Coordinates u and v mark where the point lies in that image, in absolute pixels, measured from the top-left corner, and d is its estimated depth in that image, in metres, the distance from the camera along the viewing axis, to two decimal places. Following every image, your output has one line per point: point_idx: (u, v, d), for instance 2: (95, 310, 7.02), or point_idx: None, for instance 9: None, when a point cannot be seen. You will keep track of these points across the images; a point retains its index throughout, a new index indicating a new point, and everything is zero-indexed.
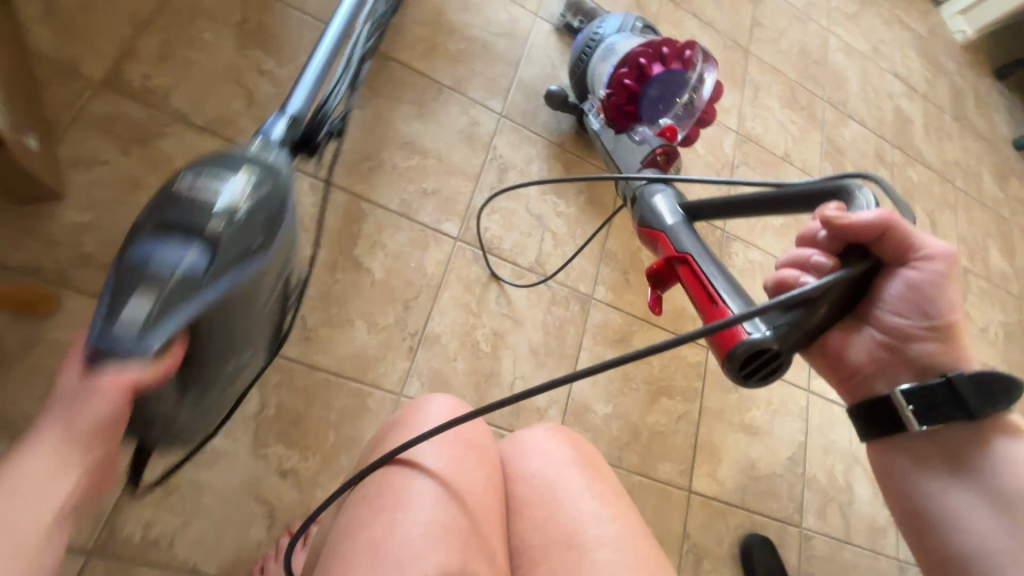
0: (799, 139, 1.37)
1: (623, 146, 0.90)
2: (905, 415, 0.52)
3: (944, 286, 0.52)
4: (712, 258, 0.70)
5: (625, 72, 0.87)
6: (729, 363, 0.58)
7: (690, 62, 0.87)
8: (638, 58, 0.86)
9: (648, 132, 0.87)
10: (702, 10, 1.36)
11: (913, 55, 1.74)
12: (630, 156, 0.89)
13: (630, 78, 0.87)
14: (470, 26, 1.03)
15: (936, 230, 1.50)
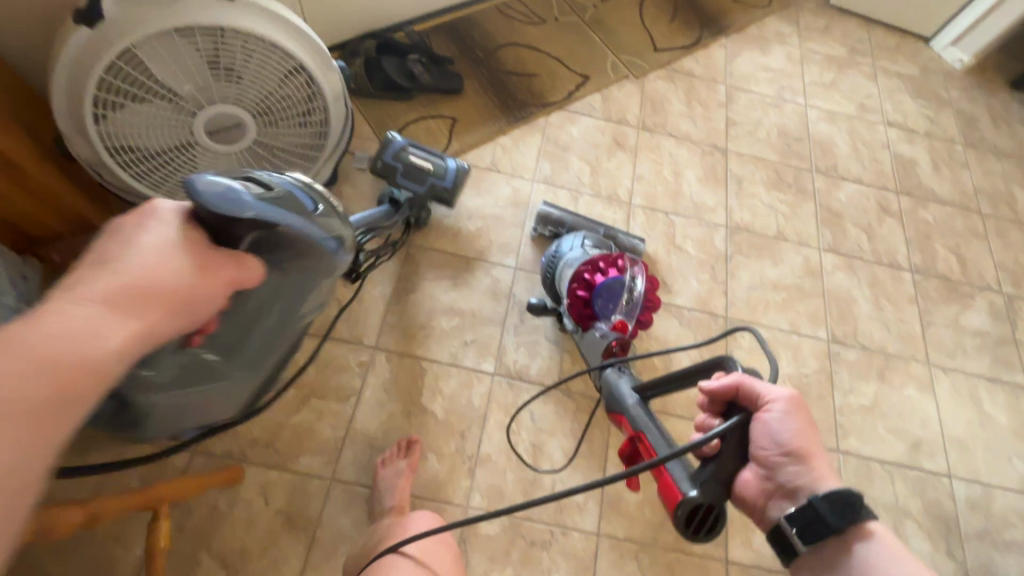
0: (791, 215, 1.52)
1: (589, 341, 1.15)
2: (792, 536, 0.73)
3: (798, 426, 0.78)
4: (659, 433, 0.91)
5: (576, 287, 1.15)
6: (677, 519, 0.78)
7: (623, 269, 1.15)
8: (582, 274, 1.16)
9: (605, 328, 1.12)
10: (676, 128, 1.61)
11: (906, 98, 1.83)
12: (595, 349, 1.13)
13: (580, 289, 1.16)
14: (483, 206, 1.38)
15: (965, 264, 1.53)
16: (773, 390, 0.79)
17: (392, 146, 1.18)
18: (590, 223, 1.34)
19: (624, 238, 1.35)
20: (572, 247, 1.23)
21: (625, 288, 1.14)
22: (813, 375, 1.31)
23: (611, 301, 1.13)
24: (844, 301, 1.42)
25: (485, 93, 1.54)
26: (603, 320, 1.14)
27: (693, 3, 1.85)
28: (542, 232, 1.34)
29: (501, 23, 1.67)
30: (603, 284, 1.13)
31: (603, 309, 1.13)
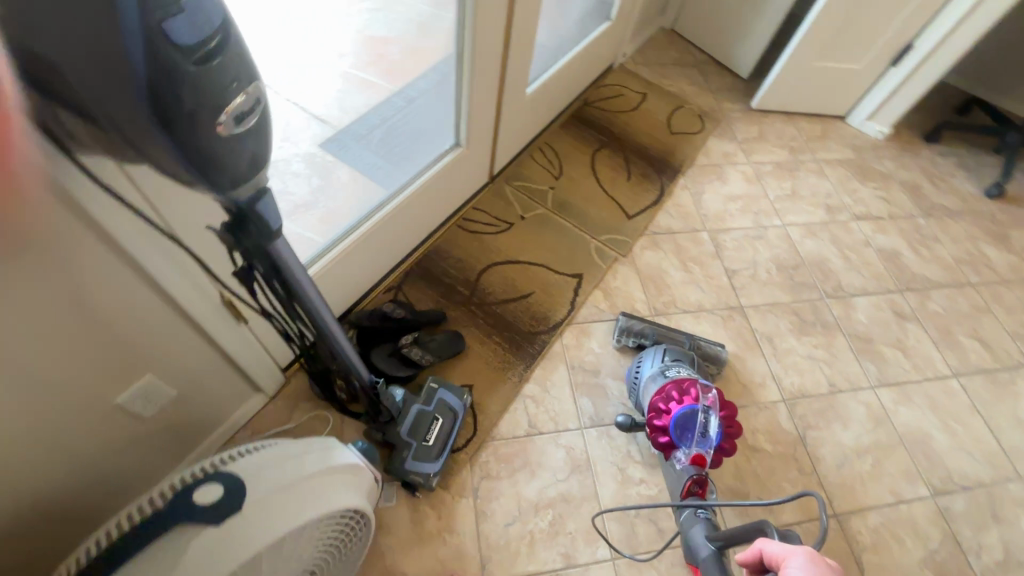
0: (830, 359, 1.46)
1: (674, 471, 1.07)
2: None
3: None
4: None
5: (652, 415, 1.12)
6: None
7: (696, 397, 1.09)
8: (656, 405, 1.12)
9: (683, 459, 1.04)
10: (687, 299, 1.52)
11: (857, 183, 1.89)
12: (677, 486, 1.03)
13: (656, 417, 1.11)
14: (545, 489, 1.18)
15: (989, 347, 1.55)
16: (785, 548, 0.55)
17: (450, 395, 1.20)
18: (674, 336, 1.35)
19: (706, 345, 1.35)
20: (650, 367, 1.25)
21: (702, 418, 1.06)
22: (941, 547, 1.22)
23: (686, 432, 1.06)
24: (922, 441, 1.36)
25: (489, 339, 1.35)
26: (682, 450, 1.06)
27: (640, 149, 1.80)
28: (624, 342, 1.37)
29: (470, 242, 1.50)
30: (677, 417, 1.07)
31: (682, 442, 1.06)
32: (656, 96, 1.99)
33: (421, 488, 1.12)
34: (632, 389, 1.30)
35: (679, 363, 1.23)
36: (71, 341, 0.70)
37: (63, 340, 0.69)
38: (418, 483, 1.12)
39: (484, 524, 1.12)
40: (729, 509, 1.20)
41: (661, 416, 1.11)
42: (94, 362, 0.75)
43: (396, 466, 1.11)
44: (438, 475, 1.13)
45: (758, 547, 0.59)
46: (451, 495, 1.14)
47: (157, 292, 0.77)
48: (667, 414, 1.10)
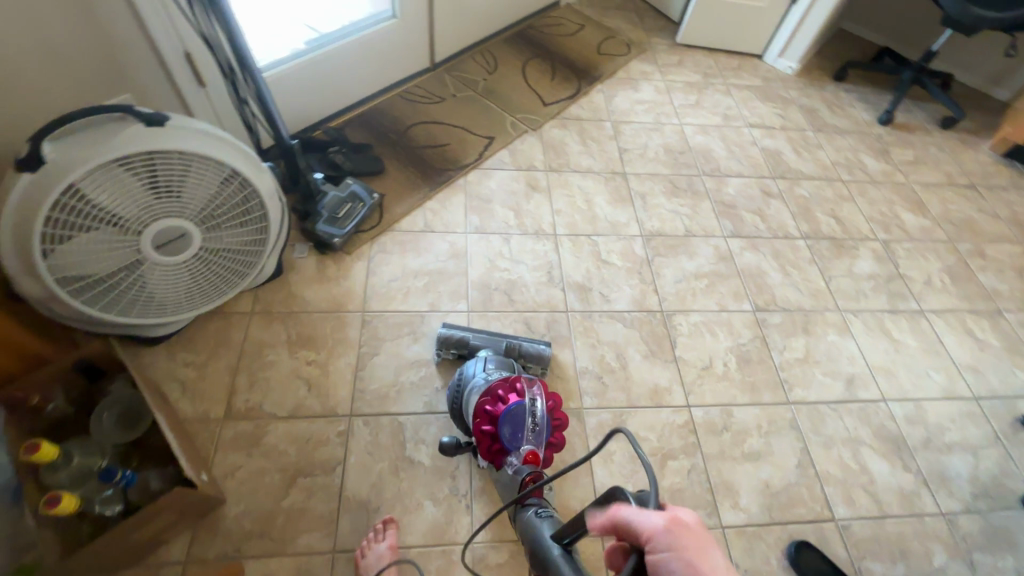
0: (693, 215, 1.74)
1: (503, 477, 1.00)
2: None
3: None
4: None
5: (480, 421, 1.02)
6: None
7: (522, 392, 1.02)
8: (483, 408, 1.03)
9: (515, 462, 0.97)
10: (580, 164, 1.82)
11: (758, 103, 2.17)
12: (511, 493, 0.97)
13: (485, 423, 1.02)
14: (425, 265, 1.49)
15: (842, 224, 1.79)
16: (651, 517, 0.52)
17: (361, 190, 1.54)
18: (495, 338, 1.29)
19: (527, 347, 1.29)
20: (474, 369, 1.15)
21: (524, 415, 1.00)
22: (749, 342, 1.46)
23: (517, 431, 0.98)
24: (757, 275, 1.61)
25: (406, 169, 1.69)
26: (513, 453, 0.99)
27: (566, 61, 2.16)
28: (445, 355, 1.29)
29: (406, 106, 1.86)
30: (503, 415, 1.00)
31: (511, 442, 0.99)
32: (592, 27, 2.34)
33: (328, 248, 1.46)
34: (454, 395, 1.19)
35: (504, 364, 1.17)
36: (65, 28, 1.02)
37: (69, 30, 1.02)
38: (326, 244, 1.46)
39: (371, 278, 1.44)
40: (574, 296, 1.48)
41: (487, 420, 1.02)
42: (89, 61, 1.08)
43: (312, 228, 1.45)
44: (342, 241, 1.47)
45: (658, 520, 0.51)
46: (351, 257, 1.48)
47: (139, 25, 1.10)
48: (495, 414, 1.02)
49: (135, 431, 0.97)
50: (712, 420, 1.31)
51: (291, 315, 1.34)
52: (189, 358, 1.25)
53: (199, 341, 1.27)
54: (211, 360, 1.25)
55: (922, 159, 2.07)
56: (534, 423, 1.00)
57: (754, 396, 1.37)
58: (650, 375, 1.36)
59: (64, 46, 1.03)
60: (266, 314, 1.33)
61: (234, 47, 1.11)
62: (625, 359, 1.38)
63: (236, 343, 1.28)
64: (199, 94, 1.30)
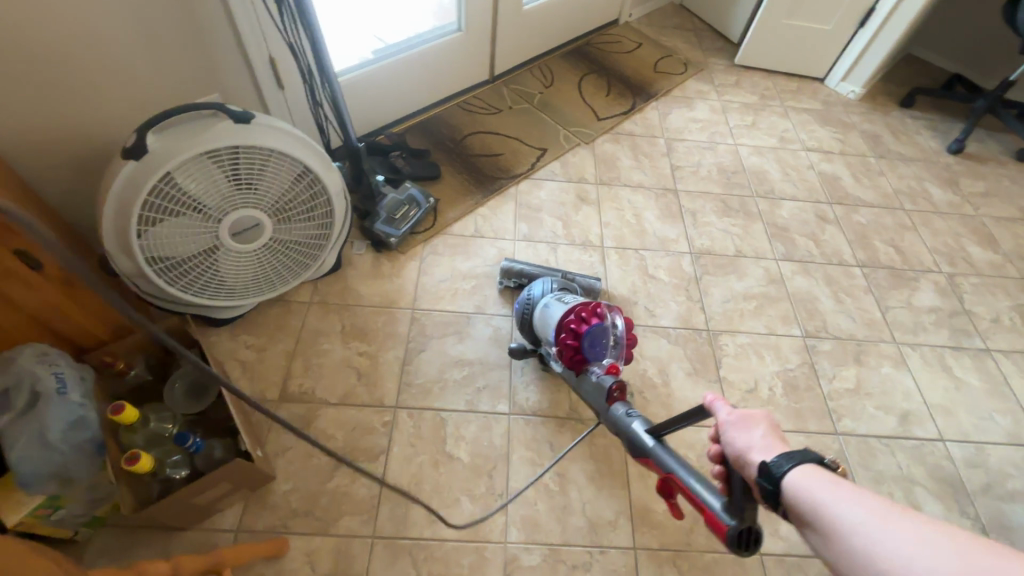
0: (744, 235, 1.72)
1: (585, 385, 1.12)
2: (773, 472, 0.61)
3: (746, 432, 0.68)
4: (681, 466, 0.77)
5: (565, 336, 1.14)
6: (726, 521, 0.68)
7: (603, 314, 1.13)
8: (568, 322, 1.15)
9: (599, 372, 1.10)
10: (631, 178, 1.84)
11: (817, 126, 2.12)
12: (597, 397, 1.09)
13: (570, 337, 1.13)
14: (475, 268, 1.54)
15: (903, 253, 1.73)
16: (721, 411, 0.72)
17: (418, 194, 1.61)
18: (549, 270, 1.45)
19: (580, 278, 1.46)
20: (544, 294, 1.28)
21: (606, 332, 1.13)
22: (797, 368, 1.43)
23: (599, 345, 1.12)
24: (809, 300, 1.57)
25: (461, 176, 1.75)
26: (595, 363, 1.12)
27: (622, 77, 2.18)
28: (506, 283, 1.46)
29: (463, 116, 1.93)
30: (589, 331, 1.12)
31: (593, 355, 1.12)
32: (650, 45, 2.36)
33: (384, 247, 1.53)
34: (521, 319, 1.32)
35: (567, 291, 1.31)
36: (171, 34, 1.12)
37: (172, 32, 1.12)
38: (383, 243, 1.53)
39: (422, 277, 1.50)
40: (618, 308, 1.49)
41: (572, 334, 1.13)
42: (187, 61, 1.17)
43: (371, 229, 1.53)
44: (398, 241, 1.54)
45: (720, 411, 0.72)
46: (404, 256, 1.54)
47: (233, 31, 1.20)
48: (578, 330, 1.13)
49: (200, 404, 1.04)
50: None
51: (346, 307, 1.41)
52: (251, 340, 1.33)
53: (260, 326, 1.35)
54: (271, 344, 1.32)
55: (994, 191, 1.97)
56: (613, 339, 1.14)
57: (800, 422, 1.33)
58: (692, 392, 1.35)
59: (166, 46, 1.13)
60: (323, 304, 1.41)
61: (316, 55, 1.19)
62: (667, 374, 1.38)
63: (294, 329, 1.35)
64: (278, 97, 1.39)
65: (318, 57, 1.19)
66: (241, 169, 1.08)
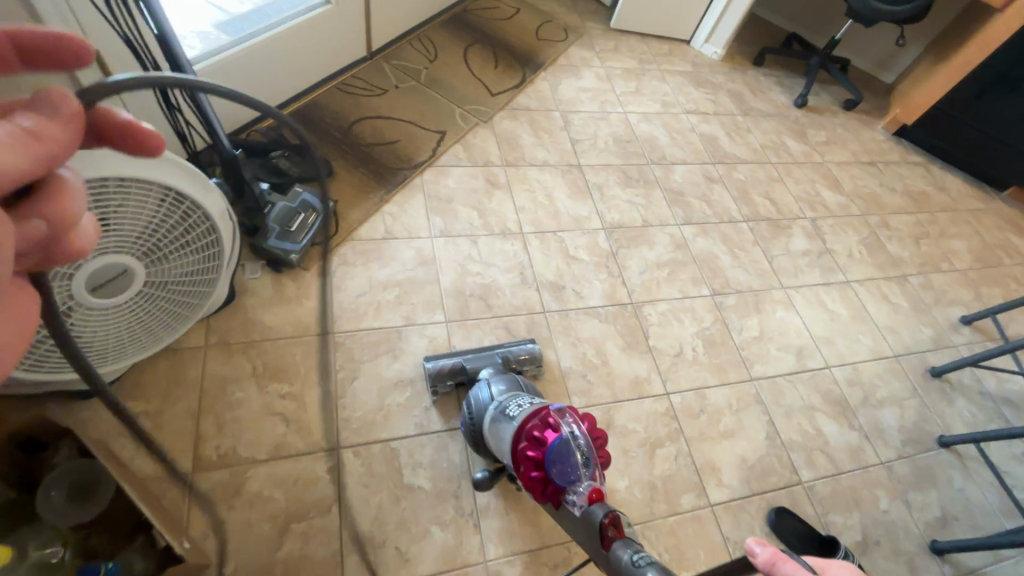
0: (647, 204, 1.79)
1: (571, 523, 0.90)
2: None
3: None
4: None
5: (525, 469, 0.92)
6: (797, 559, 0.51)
7: (558, 425, 0.93)
8: (523, 451, 0.93)
9: (580, 501, 0.88)
10: (535, 157, 1.80)
11: (692, 89, 2.25)
12: (586, 534, 0.87)
13: (531, 468, 0.92)
14: (394, 275, 1.41)
15: (776, 204, 1.94)
16: None
17: (313, 198, 1.41)
18: (486, 354, 1.26)
19: (516, 349, 1.29)
20: (488, 407, 1.09)
21: (572, 448, 0.91)
22: (712, 326, 1.55)
23: (569, 468, 0.89)
24: (711, 260, 1.70)
25: (358, 172, 1.57)
26: (571, 491, 0.90)
27: (507, 47, 2.09)
28: (442, 387, 1.23)
29: (346, 99, 1.72)
30: (549, 454, 0.90)
31: (566, 481, 0.90)
32: (528, 10, 2.28)
33: (285, 265, 1.32)
34: (473, 439, 1.13)
35: (513, 388, 1.12)
36: None
37: None
38: (282, 261, 1.32)
39: (337, 294, 1.34)
40: (548, 296, 1.48)
41: (532, 463, 0.92)
42: None
43: (264, 246, 1.31)
44: (300, 255, 1.34)
45: None
46: (310, 273, 1.36)
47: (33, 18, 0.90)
48: (538, 456, 0.92)
49: (73, 521, 0.82)
50: (690, 405, 1.38)
51: (253, 344, 1.21)
52: (138, 406, 1.09)
53: (148, 386, 1.11)
54: (167, 405, 1.10)
55: (833, 139, 2.28)
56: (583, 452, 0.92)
57: (722, 376, 1.46)
58: (630, 367, 1.41)
59: None
60: (224, 346, 1.20)
61: (166, 51, 0.95)
62: (606, 354, 1.42)
63: (193, 382, 1.14)
64: (114, 100, 1.10)
65: (167, 52, 0.95)
66: (89, 206, 0.83)
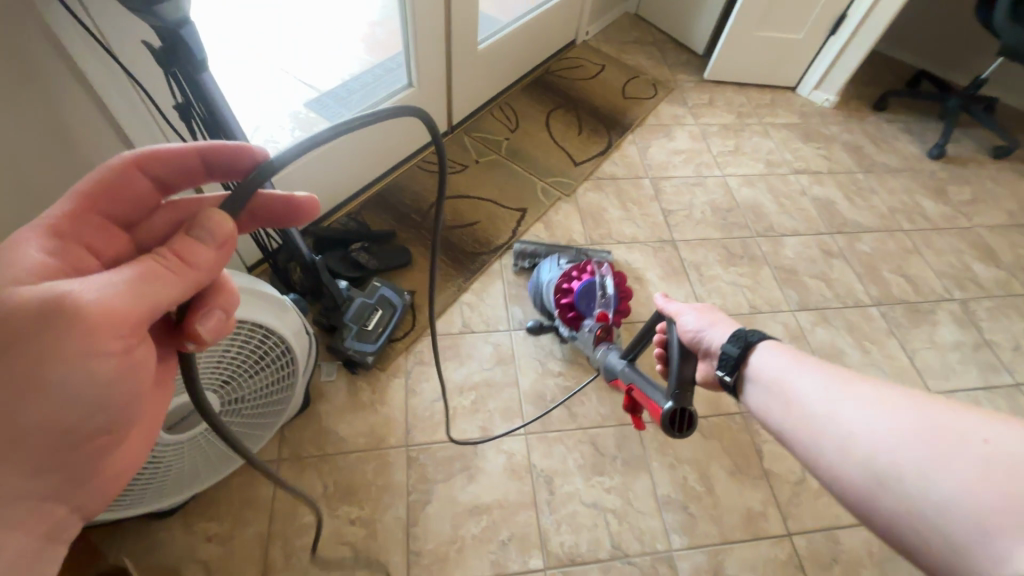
0: (754, 286, 1.57)
1: (582, 338, 1.26)
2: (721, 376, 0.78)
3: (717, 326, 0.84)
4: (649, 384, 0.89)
5: (560, 296, 1.30)
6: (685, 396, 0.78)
7: (592, 272, 1.30)
8: (562, 285, 1.31)
9: (591, 323, 1.24)
10: (623, 233, 1.65)
11: (800, 143, 2.01)
12: (590, 343, 1.23)
13: (564, 296, 1.29)
14: (471, 375, 1.31)
15: (914, 283, 1.64)
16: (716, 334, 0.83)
17: (390, 292, 1.35)
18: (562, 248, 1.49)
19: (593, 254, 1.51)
20: (551, 270, 1.39)
21: (596, 287, 1.27)
22: None
23: (590, 301, 1.27)
24: (835, 356, 1.45)
25: (436, 258, 1.50)
26: (588, 317, 1.26)
27: (592, 109, 1.97)
28: (522, 265, 1.50)
29: (427, 179, 1.68)
30: (578, 289, 1.28)
31: (586, 308, 1.27)
32: (614, 67, 2.16)
33: (360, 367, 1.27)
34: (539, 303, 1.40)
35: (573, 263, 1.40)
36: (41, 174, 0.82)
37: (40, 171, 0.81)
38: (358, 363, 1.27)
39: (412, 400, 1.26)
40: None
41: (566, 295, 1.30)
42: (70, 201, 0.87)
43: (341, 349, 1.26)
44: (376, 356, 1.28)
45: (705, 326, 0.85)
46: (386, 375, 1.29)
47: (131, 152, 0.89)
48: (570, 291, 1.29)
49: None
50: (817, 550, 1.14)
51: (326, 458, 1.16)
52: (212, 528, 1.06)
53: (222, 504, 1.08)
54: (238, 528, 1.06)
55: (982, 197, 1.92)
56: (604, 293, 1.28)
57: None
58: (740, 496, 1.20)
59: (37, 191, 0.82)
60: (297, 461, 1.15)
61: None
62: (710, 478, 1.22)
63: (265, 502, 1.09)
64: None
65: None
66: None
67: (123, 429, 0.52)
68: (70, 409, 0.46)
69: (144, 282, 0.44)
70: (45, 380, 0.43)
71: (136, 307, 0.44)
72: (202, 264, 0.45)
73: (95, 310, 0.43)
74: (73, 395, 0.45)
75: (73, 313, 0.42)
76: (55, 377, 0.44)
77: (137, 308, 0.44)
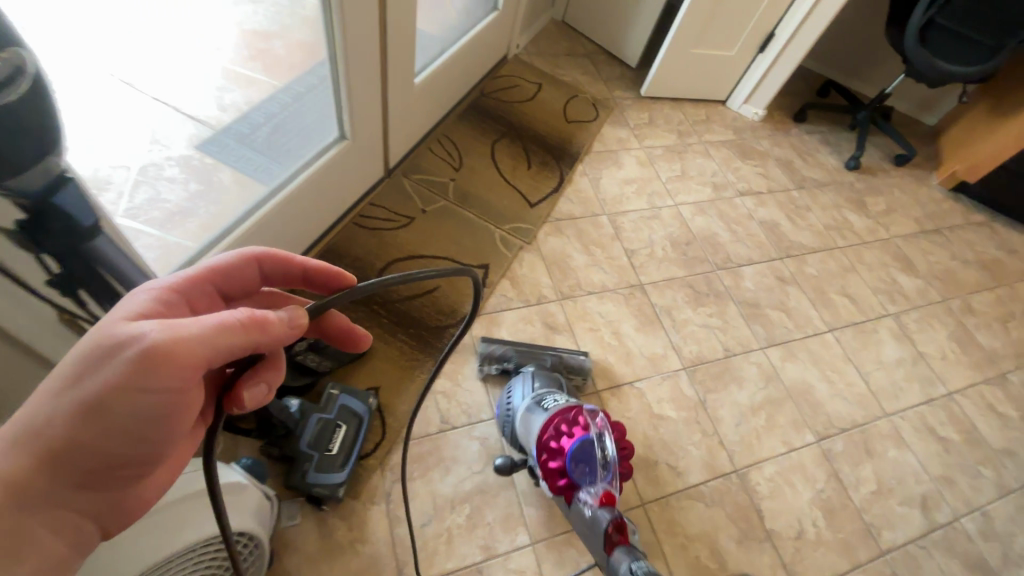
0: (724, 327, 1.56)
1: (577, 519, 0.88)
2: None
3: None
4: None
5: (545, 455, 0.96)
6: None
7: (585, 423, 0.96)
8: (547, 442, 0.97)
9: (588, 501, 0.86)
10: (592, 281, 1.55)
11: (739, 162, 2.03)
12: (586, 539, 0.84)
13: (550, 457, 0.95)
14: (461, 484, 1.15)
15: (857, 303, 1.73)
16: None
17: (353, 401, 1.14)
18: (535, 355, 1.30)
19: (568, 358, 1.32)
20: (523, 399, 1.15)
21: (595, 447, 0.93)
22: (827, 486, 1.34)
23: (586, 466, 0.91)
24: (807, 392, 1.48)
25: (396, 339, 1.30)
26: (585, 490, 0.89)
27: (538, 138, 1.83)
28: (488, 370, 1.29)
29: (369, 239, 1.44)
30: (571, 451, 0.93)
31: (581, 477, 0.91)
32: (551, 85, 2.02)
33: (326, 502, 1.04)
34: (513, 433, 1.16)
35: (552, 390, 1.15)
36: None
37: None
38: (323, 498, 1.04)
39: (398, 529, 1.07)
40: (642, 481, 1.24)
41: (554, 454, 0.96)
42: None
43: (300, 486, 1.02)
44: (345, 485, 1.06)
45: None
46: (362, 502, 1.09)
47: None
48: (560, 450, 0.95)
49: None
50: None
51: None
52: None
53: None
54: None
55: (894, 206, 2.08)
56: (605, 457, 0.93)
57: (852, 556, 1.25)
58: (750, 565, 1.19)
59: None
60: None
61: None
62: (721, 552, 1.19)
63: None
64: None
65: None
66: None
67: (153, 465, 0.50)
68: (118, 436, 0.45)
69: (218, 336, 0.45)
70: (107, 401, 0.44)
71: (205, 350, 0.45)
72: (274, 335, 0.48)
73: (169, 348, 0.43)
74: (127, 421, 0.45)
75: (154, 349, 0.43)
76: (116, 398, 0.44)
77: (209, 355, 0.45)
